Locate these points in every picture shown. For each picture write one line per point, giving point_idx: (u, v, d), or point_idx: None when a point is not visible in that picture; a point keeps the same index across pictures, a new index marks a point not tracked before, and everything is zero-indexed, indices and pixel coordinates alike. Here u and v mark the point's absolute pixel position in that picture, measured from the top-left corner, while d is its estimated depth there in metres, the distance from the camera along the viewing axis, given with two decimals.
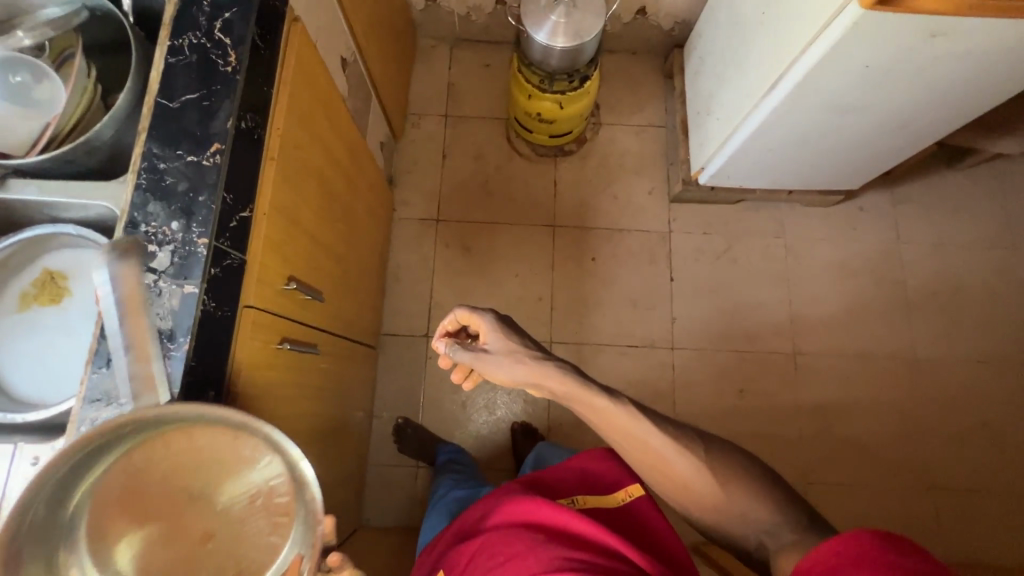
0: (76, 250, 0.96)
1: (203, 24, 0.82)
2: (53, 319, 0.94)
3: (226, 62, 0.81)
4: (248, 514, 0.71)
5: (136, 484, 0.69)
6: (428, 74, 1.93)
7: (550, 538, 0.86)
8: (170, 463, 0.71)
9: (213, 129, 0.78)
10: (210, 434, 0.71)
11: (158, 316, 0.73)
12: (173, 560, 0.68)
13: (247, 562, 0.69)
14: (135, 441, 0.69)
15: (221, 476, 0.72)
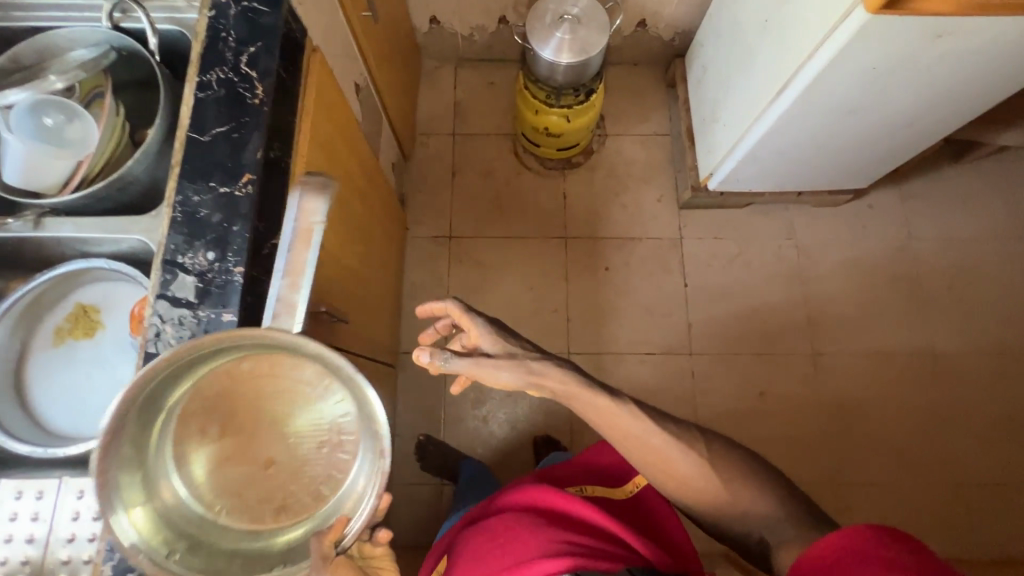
0: (108, 284, 0.99)
1: (230, 59, 0.84)
2: (88, 353, 0.96)
3: (254, 94, 0.83)
4: (317, 443, 0.76)
5: (224, 386, 0.74)
6: (434, 94, 1.96)
7: (553, 521, 0.91)
8: (258, 384, 0.75)
9: (243, 160, 0.80)
10: (302, 370, 0.75)
11: None
12: (245, 475, 0.75)
13: (302, 493, 0.75)
14: (230, 348, 0.72)
15: (303, 399, 0.75)
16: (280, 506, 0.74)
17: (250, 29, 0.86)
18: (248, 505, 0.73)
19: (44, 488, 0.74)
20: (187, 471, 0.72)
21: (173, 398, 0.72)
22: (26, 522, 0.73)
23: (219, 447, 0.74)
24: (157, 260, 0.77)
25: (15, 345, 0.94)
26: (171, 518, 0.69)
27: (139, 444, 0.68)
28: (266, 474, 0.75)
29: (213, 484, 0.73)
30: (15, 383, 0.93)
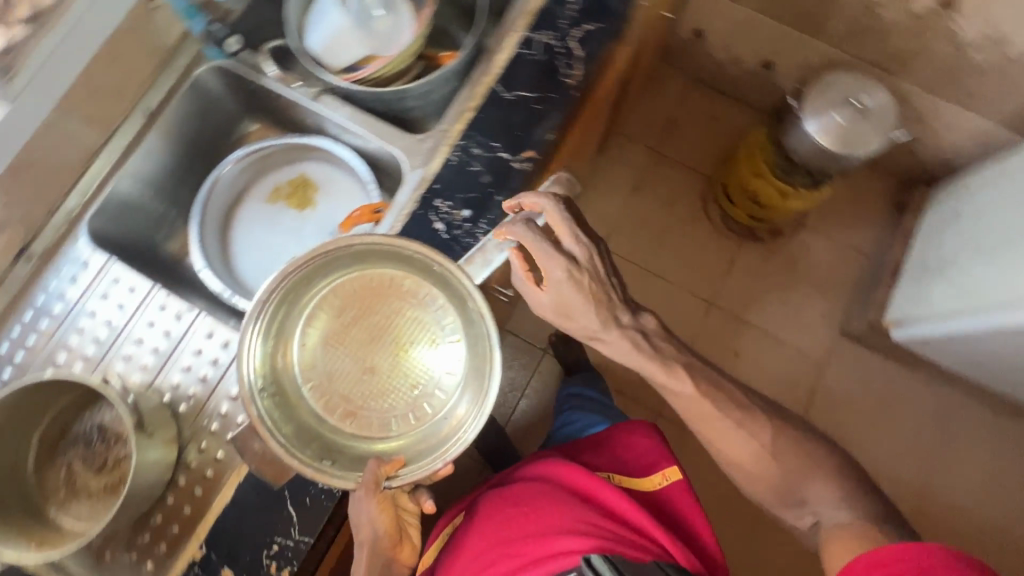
0: (333, 167, 1.00)
1: (562, 28, 0.81)
2: (290, 222, 0.99)
3: (569, 74, 0.80)
4: (412, 384, 0.72)
5: (374, 285, 0.74)
6: (656, 99, 1.81)
7: (583, 503, 0.78)
8: (394, 302, 0.74)
9: (533, 134, 0.78)
10: (435, 310, 0.74)
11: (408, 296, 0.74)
12: (343, 370, 0.72)
13: (375, 415, 0.72)
14: (406, 258, 0.73)
15: (428, 340, 0.73)
16: (355, 420, 0.71)
17: (592, 9, 0.83)
18: (331, 401, 0.71)
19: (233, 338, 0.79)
20: (304, 334, 0.72)
21: (336, 265, 0.73)
22: (208, 360, 0.78)
23: (338, 332, 0.73)
24: (412, 191, 0.78)
25: (237, 185, 0.98)
26: (272, 367, 0.69)
27: (300, 288, 0.71)
28: (360, 381, 0.72)
29: (312, 359, 0.72)
30: (223, 218, 0.97)
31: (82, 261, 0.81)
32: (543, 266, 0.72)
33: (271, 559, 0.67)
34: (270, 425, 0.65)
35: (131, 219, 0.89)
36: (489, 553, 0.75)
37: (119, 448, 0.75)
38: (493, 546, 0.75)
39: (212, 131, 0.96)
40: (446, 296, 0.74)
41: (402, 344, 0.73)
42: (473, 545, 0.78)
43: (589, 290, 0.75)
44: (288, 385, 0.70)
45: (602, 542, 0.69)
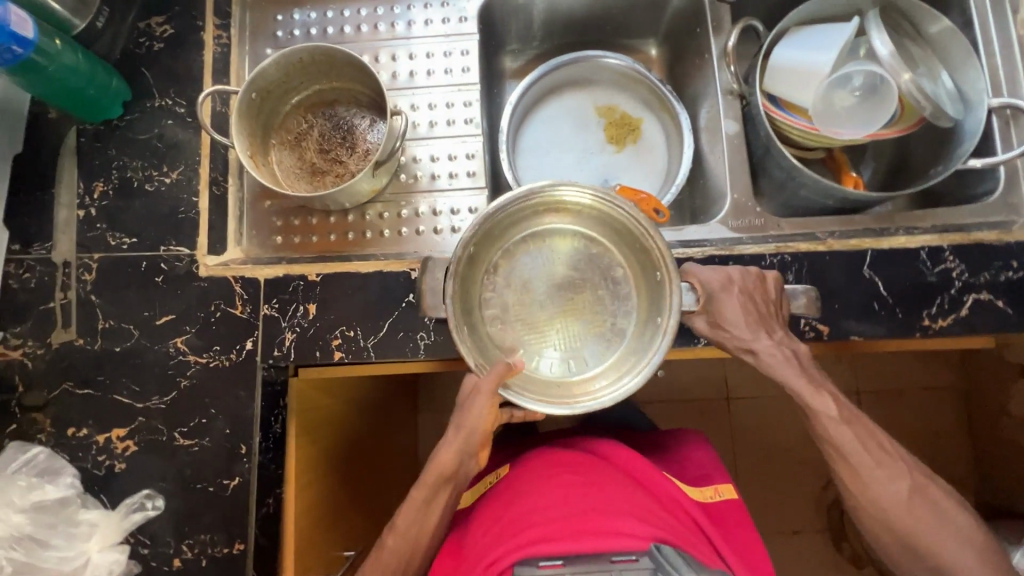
0: (664, 144, 0.96)
1: (977, 277, 0.69)
2: (593, 140, 0.97)
3: (933, 316, 0.69)
4: (558, 340, 0.70)
5: (591, 248, 0.72)
6: (909, 362, 1.36)
7: (640, 487, 0.66)
8: (596, 275, 0.72)
9: (845, 319, 0.69)
10: (622, 306, 0.71)
11: (614, 290, 0.71)
12: (519, 285, 0.71)
13: (511, 335, 0.70)
14: (640, 251, 0.68)
15: (592, 324, 0.71)
16: (495, 321, 0.70)
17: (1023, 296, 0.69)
18: (492, 300, 0.70)
19: (477, 175, 0.82)
20: (518, 233, 0.71)
21: (586, 212, 0.69)
22: (449, 169, 0.82)
23: (540, 257, 0.72)
24: (686, 247, 0.76)
25: (596, 75, 0.97)
26: (488, 233, 0.68)
27: (553, 204, 0.69)
28: (521, 303, 0.71)
29: (508, 253, 0.71)
30: (557, 85, 0.97)
31: (459, 15, 0.86)
32: (710, 290, 0.67)
33: (341, 337, 0.71)
34: (456, 268, 0.63)
35: (514, 19, 0.91)
36: (537, 511, 0.61)
37: (345, 153, 0.81)
38: (539, 506, 0.62)
39: (629, 23, 0.94)
40: (635, 306, 0.70)
41: (573, 308, 0.72)
42: (521, 501, 0.64)
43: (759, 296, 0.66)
44: (481, 254, 0.69)
45: (663, 534, 0.58)
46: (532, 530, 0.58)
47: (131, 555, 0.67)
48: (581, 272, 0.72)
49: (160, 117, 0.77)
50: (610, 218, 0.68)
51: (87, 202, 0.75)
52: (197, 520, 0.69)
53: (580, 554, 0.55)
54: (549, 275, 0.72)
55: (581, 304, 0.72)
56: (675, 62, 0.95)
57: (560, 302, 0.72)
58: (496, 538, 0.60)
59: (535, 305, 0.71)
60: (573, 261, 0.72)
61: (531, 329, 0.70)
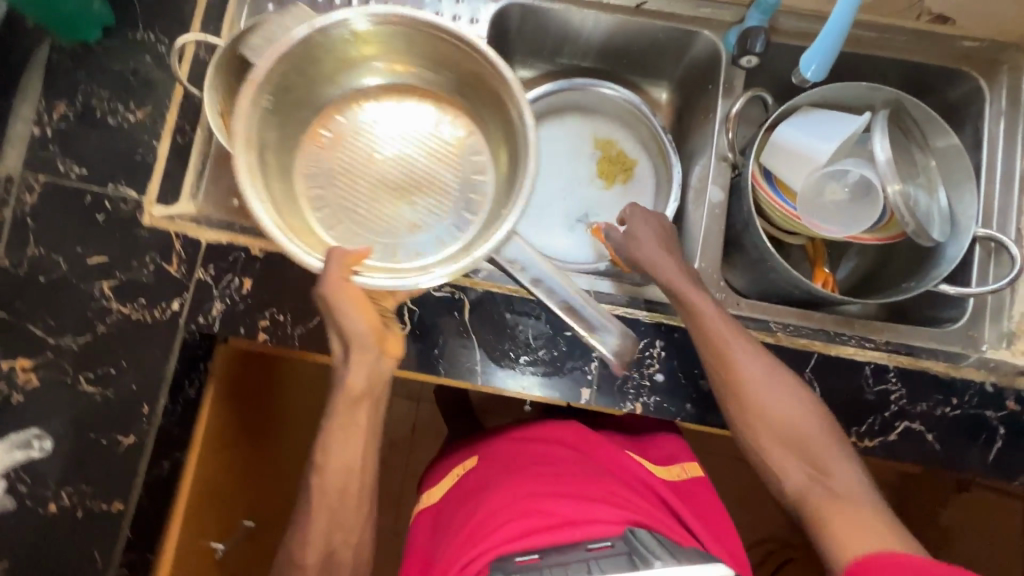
0: (653, 190, 0.94)
1: (913, 406, 0.68)
2: (583, 171, 0.95)
3: (861, 434, 0.67)
4: (393, 220, 0.65)
5: (443, 108, 0.67)
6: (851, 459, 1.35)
7: (610, 476, 0.72)
8: (445, 142, 0.67)
9: None
10: (472, 178, 0.67)
11: (453, 175, 0.67)
12: (353, 148, 0.66)
13: (332, 211, 0.65)
14: (491, 106, 0.64)
15: (417, 215, 0.65)
16: (313, 157, 0.66)
17: (954, 434, 0.68)
18: (324, 137, 0.66)
19: None
20: (368, 79, 0.66)
21: (456, 74, 0.64)
22: None
23: (393, 116, 0.67)
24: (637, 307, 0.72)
25: (598, 104, 0.94)
26: (298, 81, 0.61)
27: (416, 49, 0.62)
28: (351, 159, 0.66)
29: (354, 102, 0.67)
30: (560, 107, 0.95)
31: (471, 14, 0.82)
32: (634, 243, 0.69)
33: (269, 320, 0.69)
34: (273, 73, 0.57)
35: (528, 31, 0.88)
36: (510, 507, 0.66)
37: None
38: (516, 503, 0.67)
39: (644, 63, 0.91)
40: (480, 206, 0.66)
41: (414, 181, 0.66)
42: (498, 494, 0.70)
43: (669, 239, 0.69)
44: (309, 86, 0.63)
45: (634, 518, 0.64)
46: (508, 528, 0.63)
47: (8, 490, 0.65)
48: (419, 143, 0.67)
49: (138, 52, 0.74)
50: (479, 87, 0.63)
51: (45, 121, 0.73)
52: (84, 468, 0.67)
53: (555, 547, 0.60)
54: (394, 139, 0.67)
55: (417, 191, 0.66)
56: (682, 113, 0.92)
57: (397, 180, 0.66)
58: (472, 539, 0.65)
59: (374, 176, 0.66)
60: (410, 124, 0.67)
61: (360, 209, 0.65)
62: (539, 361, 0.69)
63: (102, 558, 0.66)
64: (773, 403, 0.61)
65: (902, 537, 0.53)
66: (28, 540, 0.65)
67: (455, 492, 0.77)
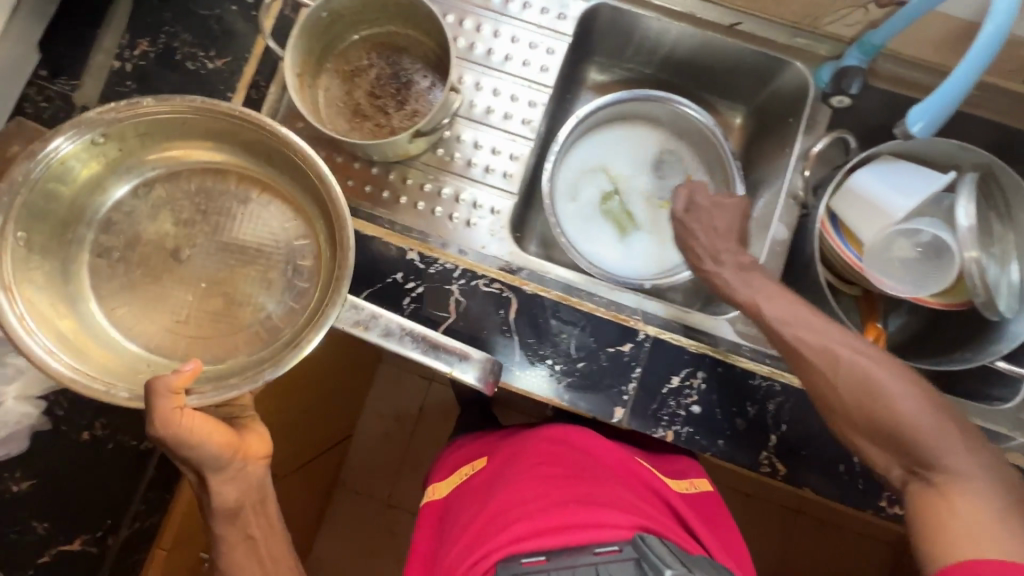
0: None
1: None
2: (642, 184, 0.93)
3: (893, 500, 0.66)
4: (222, 314, 0.69)
5: (240, 177, 0.72)
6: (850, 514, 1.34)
7: (620, 480, 0.72)
8: (259, 199, 0.72)
9: (804, 467, 0.67)
10: (285, 222, 0.71)
11: (281, 267, 0.71)
12: (166, 232, 0.71)
13: (150, 328, 0.69)
14: (259, 152, 0.70)
15: (235, 300, 0.70)
16: (108, 273, 0.69)
17: None
18: (115, 252, 0.70)
19: (514, 178, 0.78)
20: (117, 192, 0.70)
21: (238, 144, 0.70)
22: (489, 162, 0.78)
23: (211, 193, 0.71)
24: (681, 336, 0.70)
25: (670, 118, 0.92)
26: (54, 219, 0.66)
27: (194, 126, 0.68)
28: (156, 257, 0.70)
29: (151, 192, 0.71)
30: (631, 115, 0.93)
31: (560, 10, 0.80)
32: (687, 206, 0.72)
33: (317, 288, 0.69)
34: (19, 205, 0.61)
35: (612, 32, 0.86)
36: (517, 509, 0.66)
37: (392, 105, 0.77)
38: (522, 504, 0.67)
39: (724, 83, 0.89)
40: (311, 270, 0.71)
41: (233, 249, 0.71)
42: (503, 494, 0.70)
43: (731, 220, 0.70)
44: (74, 205, 0.67)
45: (644, 523, 0.63)
46: (515, 528, 0.64)
47: (45, 412, 0.66)
48: (237, 216, 0.72)
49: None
50: (254, 147, 0.69)
51: (126, 56, 0.73)
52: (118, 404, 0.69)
53: (561, 548, 0.60)
54: (209, 218, 0.71)
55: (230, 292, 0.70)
56: (755, 141, 0.90)
57: (216, 270, 0.70)
58: (477, 541, 0.65)
59: (209, 272, 0.70)
60: (211, 207, 0.72)
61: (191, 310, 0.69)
62: (578, 373, 0.68)
63: (123, 490, 0.70)
64: (842, 383, 0.59)
65: (1010, 527, 0.50)
66: (59, 461, 0.67)
67: (463, 493, 0.78)
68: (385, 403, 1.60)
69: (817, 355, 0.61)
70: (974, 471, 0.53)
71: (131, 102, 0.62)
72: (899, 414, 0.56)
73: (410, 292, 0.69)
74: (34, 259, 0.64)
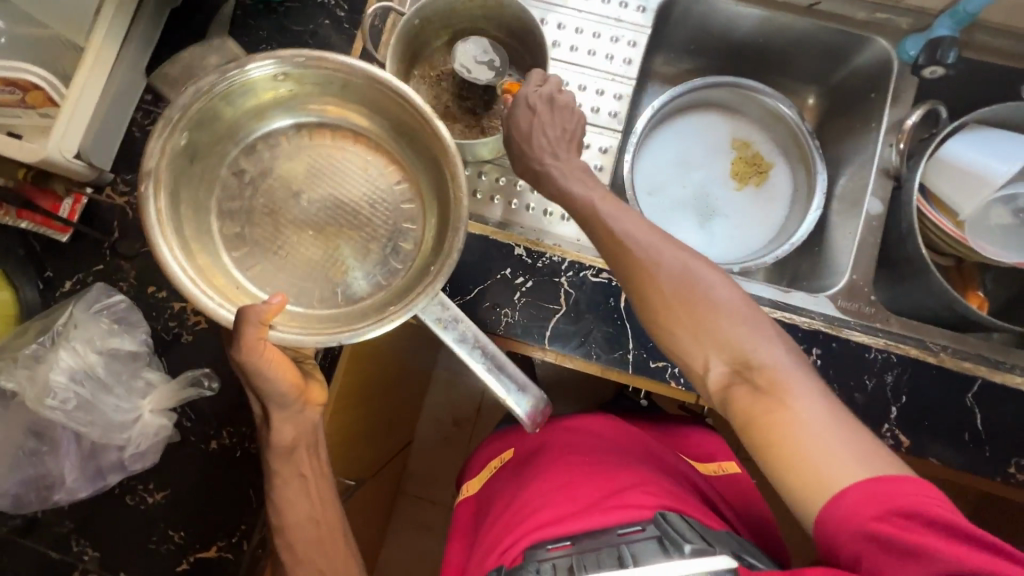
0: (784, 197, 0.92)
1: None
2: (718, 170, 0.94)
3: (1021, 465, 0.65)
4: (323, 272, 0.70)
5: (369, 144, 0.73)
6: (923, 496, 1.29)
7: (644, 462, 0.73)
8: (364, 168, 0.73)
9: (928, 436, 0.66)
10: (386, 189, 0.72)
11: (381, 217, 0.72)
12: (279, 183, 0.71)
13: (263, 249, 0.70)
14: (411, 138, 0.69)
15: (340, 266, 0.70)
16: (235, 193, 0.70)
17: None
18: (247, 175, 0.70)
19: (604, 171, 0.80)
20: (274, 123, 0.71)
21: (386, 117, 0.70)
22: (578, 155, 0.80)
23: (325, 159, 0.72)
24: (789, 314, 0.71)
25: (757, 111, 0.93)
26: (211, 121, 0.64)
27: (357, 92, 0.68)
28: (279, 197, 0.70)
29: (302, 132, 0.72)
30: (710, 103, 0.94)
31: (639, 3, 0.82)
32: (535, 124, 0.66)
33: None
34: (195, 109, 0.60)
35: (686, 21, 0.87)
36: (543, 499, 0.67)
37: (479, 104, 0.79)
38: (545, 496, 0.68)
39: (797, 65, 0.89)
40: (409, 252, 0.71)
41: (336, 239, 0.70)
42: (531, 489, 0.71)
43: (567, 121, 0.67)
44: (233, 124, 0.67)
45: (669, 503, 0.63)
46: (539, 518, 0.65)
47: (174, 424, 0.69)
48: (344, 170, 0.72)
49: (318, 14, 0.76)
50: (412, 136, 0.69)
51: None
52: (244, 412, 0.70)
53: (585, 532, 0.60)
54: (311, 184, 0.71)
55: (340, 259, 0.70)
56: (830, 120, 0.90)
57: None
58: (507, 530, 0.66)
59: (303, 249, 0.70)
60: (334, 169, 0.72)
61: (301, 253, 0.70)
62: None
63: (258, 498, 0.69)
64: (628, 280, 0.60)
65: (843, 431, 0.47)
66: (190, 470, 0.69)
67: (498, 479, 0.80)
68: (442, 407, 1.61)
69: (637, 247, 0.58)
70: (777, 352, 0.52)
71: (325, 54, 0.61)
72: (710, 300, 0.55)
73: (520, 287, 0.70)
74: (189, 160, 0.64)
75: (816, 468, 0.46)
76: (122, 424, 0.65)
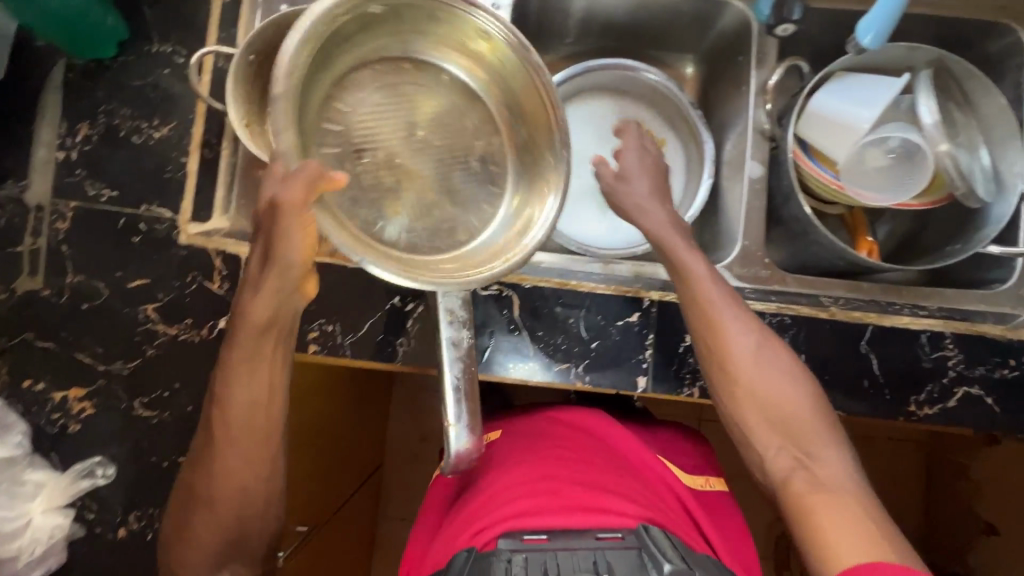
0: (680, 170, 0.92)
1: (975, 372, 0.68)
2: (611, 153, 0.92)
3: (920, 403, 0.67)
4: (376, 201, 0.63)
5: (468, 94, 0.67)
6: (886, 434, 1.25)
7: (632, 472, 0.70)
8: (445, 105, 0.67)
9: (830, 390, 0.68)
10: (440, 128, 0.66)
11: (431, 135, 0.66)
12: (383, 116, 0.65)
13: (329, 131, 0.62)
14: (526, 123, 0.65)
15: (396, 207, 0.64)
16: (388, 80, 0.65)
17: (1012, 395, 0.67)
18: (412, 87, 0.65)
19: None
20: (445, 64, 0.66)
21: (506, 93, 0.65)
22: None
23: (418, 94, 0.66)
24: None
25: (640, 88, 0.92)
26: (413, 13, 0.61)
27: (506, 69, 0.63)
28: (369, 106, 0.64)
29: (447, 85, 0.67)
30: (592, 87, 0.92)
31: None
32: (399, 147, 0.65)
33: (318, 331, 0.68)
34: (407, 4, 0.59)
35: (548, 12, 0.85)
36: (524, 489, 0.64)
37: None
38: (526, 484, 0.65)
39: (668, 37, 0.89)
40: (460, 242, 0.65)
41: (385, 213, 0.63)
42: (512, 474, 0.67)
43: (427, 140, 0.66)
44: (415, 27, 0.63)
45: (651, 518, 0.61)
46: (516, 506, 0.62)
47: (75, 519, 0.66)
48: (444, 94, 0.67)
49: (157, 64, 0.72)
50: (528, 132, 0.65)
51: (68, 144, 0.71)
52: (149, 493, 0.67)
53: (562, 530, 0.58)
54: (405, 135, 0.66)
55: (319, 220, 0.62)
56: (709, 87, 0.90)
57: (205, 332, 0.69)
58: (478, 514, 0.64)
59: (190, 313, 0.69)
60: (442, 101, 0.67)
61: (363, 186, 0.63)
62: (594, 353, 0.68)
63: None
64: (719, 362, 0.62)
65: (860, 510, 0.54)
66: (99, 564, 0.66)
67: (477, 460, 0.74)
68: (408, 427, 1.58)
69: (730, 328, 0.62)
70: (833, 455, 0.58)
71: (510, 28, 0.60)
72: (792, 404, 0.60)
73: (411, 313, 0.69)
74: (338, 37, 0.59)
75: (833, 530, 0.53)
76: (11, 533, 0.62)
